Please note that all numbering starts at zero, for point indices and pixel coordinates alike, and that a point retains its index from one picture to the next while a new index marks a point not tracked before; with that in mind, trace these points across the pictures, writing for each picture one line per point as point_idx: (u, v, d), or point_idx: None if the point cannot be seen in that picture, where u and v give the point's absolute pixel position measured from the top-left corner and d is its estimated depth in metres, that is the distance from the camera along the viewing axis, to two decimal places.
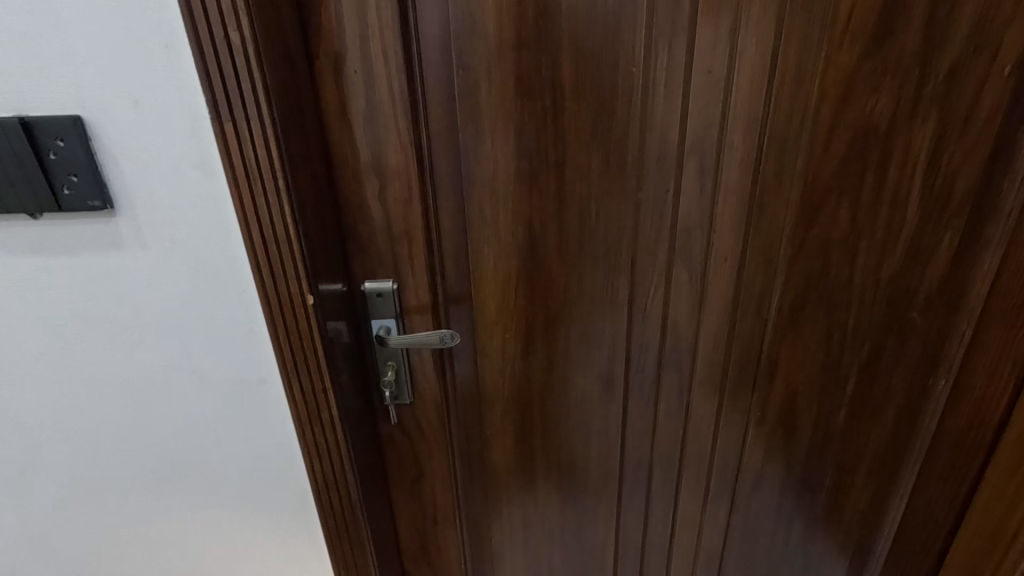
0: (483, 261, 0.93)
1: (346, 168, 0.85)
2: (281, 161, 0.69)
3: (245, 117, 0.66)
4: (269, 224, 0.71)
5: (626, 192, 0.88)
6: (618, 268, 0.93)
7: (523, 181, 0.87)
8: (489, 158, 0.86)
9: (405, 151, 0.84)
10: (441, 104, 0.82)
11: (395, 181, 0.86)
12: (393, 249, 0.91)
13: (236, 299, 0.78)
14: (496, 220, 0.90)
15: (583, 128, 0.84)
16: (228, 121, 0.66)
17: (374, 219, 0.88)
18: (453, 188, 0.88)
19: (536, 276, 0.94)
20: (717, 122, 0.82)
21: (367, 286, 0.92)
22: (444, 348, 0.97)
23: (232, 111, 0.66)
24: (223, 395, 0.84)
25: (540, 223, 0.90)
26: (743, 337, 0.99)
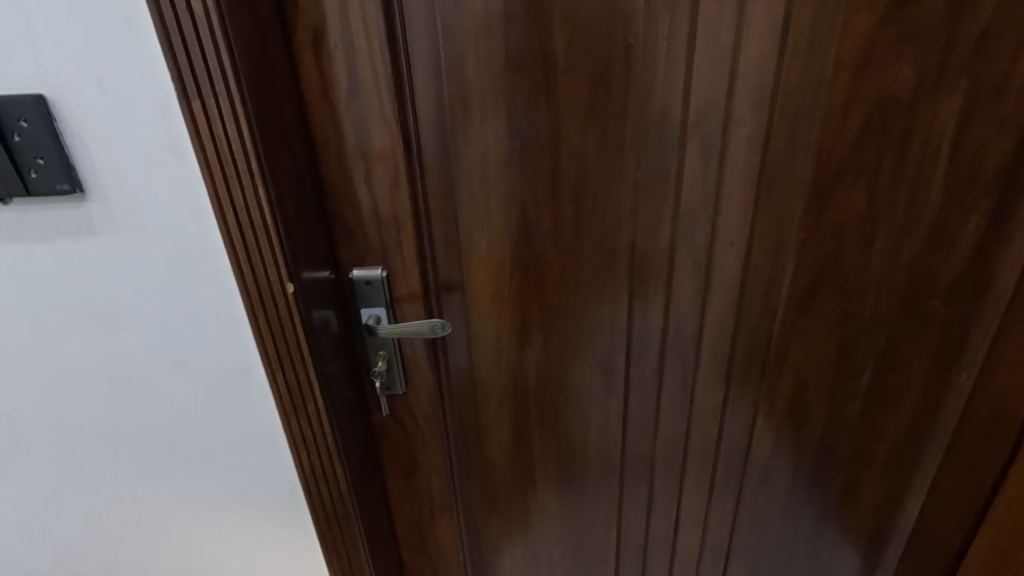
0: (475, 248, 0.89)
1: (330, 149, 0.81)
2: (253, 141, 0.65)
3: (213, 94, 0.62)
4: (243, 208, 0.68)
5: (625, 174, 0.83)
6: (618, 255, 0.89)
7: (515, 162, 0.83)
8: (480, 137, 0.81)
9: (391, 130, 0.80)
10: (428, 81, 0.78)
11: (381, 163, 0.82)
12: (381, 234, 0.87)
13: (215, 288, 0.75)
14: (488, 204, 0.85)
15: (578, 105, 0.79)
16: (196, 99, 0.63)
17: (360, 203, 0.85)
18: (442, 170, 0.83)
19: (531, 262, 0.90)
20: (723, 97, 0.77)
21: (356, 273, 0.89)
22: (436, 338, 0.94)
23: (200, 88, 0.62)
24: (208, 385, 0.82)
25: (534, 207, 0.86)
26: (750, 327, 0.94)
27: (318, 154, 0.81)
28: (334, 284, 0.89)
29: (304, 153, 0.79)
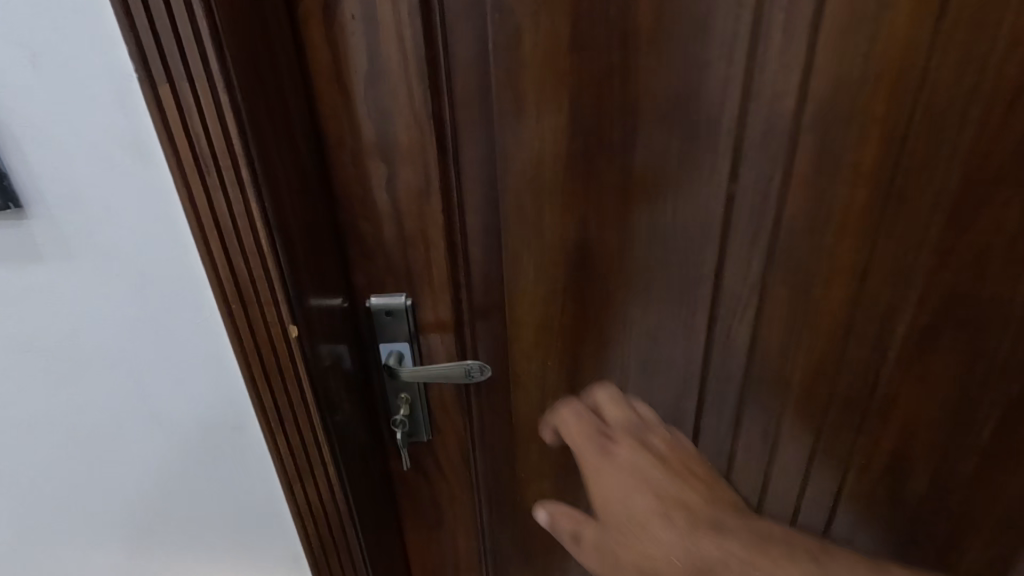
0: (521, 271, 0.72)
1: (345, 150, 0.64)
2: (245, 143, 0.48)
3: (187, 75, 0.46)
4: (232, 231, 0.51)
5: (715, 183, 0.65)
6: (698, 281, 0.72)
7: (576, 166, 0.66)
8: (534, 136, 0.64)
9: (420, 125, 0.62)
10: (469, 62, 0.61)
11: (407, 166, 0.65)
12: (405, 254, 0.70)
13: (197, 329, 0.58)
14: (539, 218, 0.69)
15: (661, 95, 0.61)
16: (164, 82, 0.46)
17: (380, 216, 0.68)
18: (483, 175, 0.67)
19: (588, 288, 0.73)
20: (851, 86, 0.59)
21: (374, 301, 0.73)
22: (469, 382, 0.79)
23: (170, 69, 0.45)
24: (192, 442, 0.66)
25: (596, 222, 0.69)
26: (853, 369, 0.77)
27: (330, 155, 0.65)
28: (348, 315, 0.73)
29: (311, 155, 0.63)
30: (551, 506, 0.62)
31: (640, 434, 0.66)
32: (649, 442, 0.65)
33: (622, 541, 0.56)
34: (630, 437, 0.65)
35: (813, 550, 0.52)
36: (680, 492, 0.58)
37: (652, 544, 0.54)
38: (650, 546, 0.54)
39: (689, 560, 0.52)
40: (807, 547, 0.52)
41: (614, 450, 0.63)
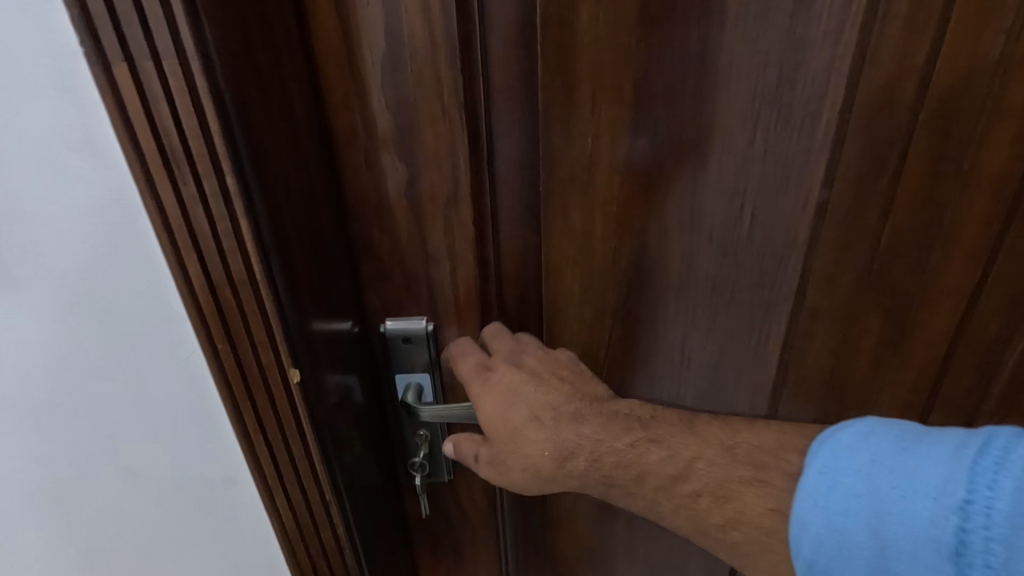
0: (564, 290, 0.61)
1: (359, 150, 0.53)
2: (233, 145, 0.37)
3: (149, 47, 0.33)
4: (219, 260, 0.40)
5: (806, 189, 0.54)
6: (774, 305, 0.61)
7: (637, 169, 0.55)
8: (588, 132, 0.53)
9: (451, 117, 0.51)
10: (512, 41, 0.49)
11: (433, 167, 0.53)
12: (428, 273, 0.59)
13: (174, 378, 0.46)
14: (589, 228, 0.58)
15: (749, 81, 0.50)
16: (118, 59, 0.33)
17: (399, 228, 0.57)
18: (524, 178, 0.55)
19: (642, 311, 0.62)
20: (983, 72, 0.49)
21: (390, 326, 0.62)
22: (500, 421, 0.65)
23: (126, 39, 0.33)
24: (172, 505, 0.53)
25: (656, 233, 0.58)
26: (950, 407, 0.66)
27: (341, 157, 0.54)
28: (358, 344, 0.61)
29: (317, 158, 0.51)
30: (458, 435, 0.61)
31: (517, 355, 0.58)
32: (527, 359, 0.58)
33: (506, 451, 0.55)
34: (507, 359, 0.58)
35: (643, 418, 0.54)
36: (550, 398, 0.55)
37: (533, 448, 0.53)
38: (530, 450, 0.54)
39: (559, 451, 0.53)
40: (632, 423, 0.53)
41: (492, 378, 0.56)
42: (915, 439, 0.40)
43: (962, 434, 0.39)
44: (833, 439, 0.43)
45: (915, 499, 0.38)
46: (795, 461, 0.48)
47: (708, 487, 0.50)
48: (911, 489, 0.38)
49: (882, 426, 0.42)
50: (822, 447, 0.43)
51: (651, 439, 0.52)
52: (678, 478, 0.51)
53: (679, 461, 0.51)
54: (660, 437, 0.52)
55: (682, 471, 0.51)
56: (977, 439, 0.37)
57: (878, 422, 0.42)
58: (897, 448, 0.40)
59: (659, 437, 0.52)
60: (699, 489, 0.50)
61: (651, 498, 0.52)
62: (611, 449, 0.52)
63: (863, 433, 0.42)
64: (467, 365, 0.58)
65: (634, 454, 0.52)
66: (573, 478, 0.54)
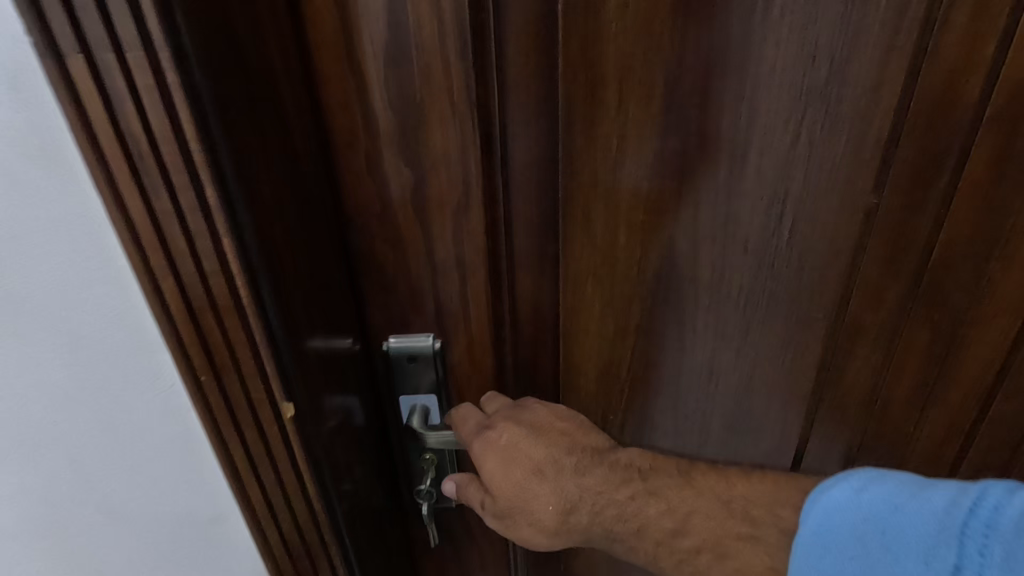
0: (583, 305, 0.56)
1: (359, 153, 0.48)
2: (213, 156, 0.31)
3: (109, 37, 0.28)
4: (199, 285, 0.35)
5: (852, 195, 0.49)
6: (813, 321, 0.56)
7: (667, 174, 0.49)
8: (613, 133, 0.48)
9: (461, 117, 0.46)
10: (531, 31, 0.44)
11: (442, 172, 0.48)
12: (436, 287, 0.54)
13: (151, 414, 0.40)
14: (611, 238, 0.53)
15: (794, 76, 0.44)
16: (73, 49, 0.28)
17: (404, 239, 0.52)
18: (541, 184, 0.50)
19: (668, 327, 0.57)
20: None
21: (393, 342, 0.57)
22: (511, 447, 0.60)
23: (81, 26, 0.28)
24: (156, 549, 0.48)
25: (686, 243, 0.53)
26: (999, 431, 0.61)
27: (340, 160, 0.48)
28: (359, 364, 0.56)
29: (312, 162, 0.46)
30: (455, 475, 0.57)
31: (517, 409, 0.55)
32: (528, 413, 0.55)
33: (511, 506, 0.52)
34: (507, 414, 0.54)
35: (642, 467, 0.52)
36: (555, 453, 0.52)
37: (538, 503, 0.51)
38: (534, 505, 0.51)
39: (563, 504, 0.51)
40: (630, 473, 0.51)
41: (492, 436, 0.52)
42: (907, 496, 0.38)
43: (957, 491, 0.37)
44: (826, 496, 0.41)
45: (904, 563, 0.36)
46: (789, 517, 0.46)
47: (707, 542, 0.48)
48: (902, 552, 0.36)
49: (878, 479, 0.40)
50: (815, 505, 0.41)
51: (648, 491, 0.50)
52: (677, 531, 0.49)
53: (676, 515, 0.49)
54: (658, 489, 0.50)
55: (680, 525, 0.49)
56: (967, 499, 0.36)
57: (875, 477, 0.41)
58: (890, 505, 0.38)
59: (656, 490, 0.50)
60: (701, 546, 0.48)
61: (652, 552, 0.50)
62: (612, 502, 0.50)
63: (857, 490, 0.40)
64: (467, 422, 0.54)
65: (634, 507, 0.50)
66: (579, 533, 0.52)
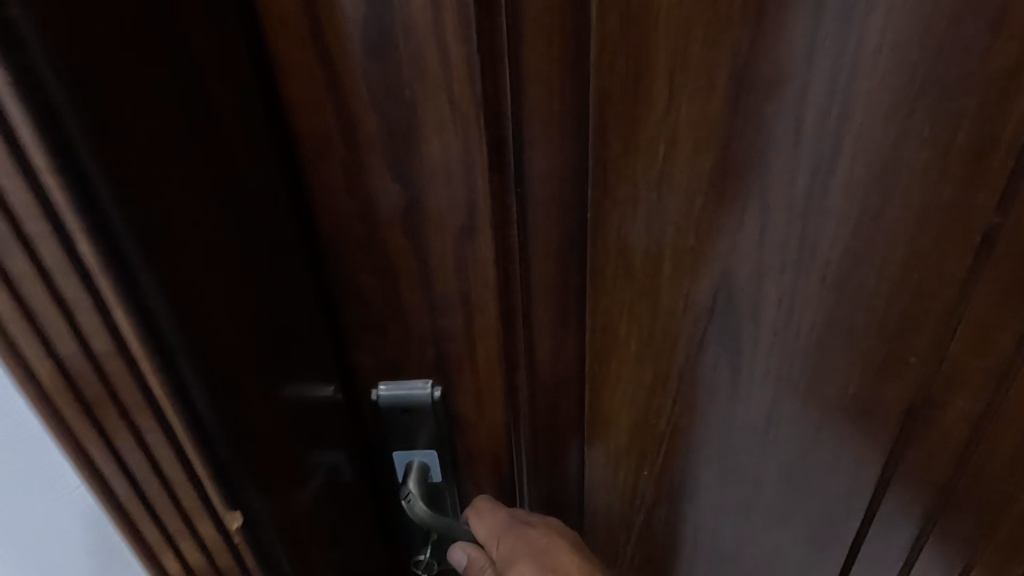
0: (614, 344, 0.46)
1: (334, 171, 0.38)
2: (87, 205, 0.23)
3: None
4: (88, 368, 0.26)
5: (963, 214, 0.38)
6: (898, 367, 0.45)
7: (728, 190, 0.39)
8: (662, 137, 0.37)
9: (463, 119, 0.35)
10: (556, 6, 0.33)
11: (437, 188, 0.38)
12: (435, 329, 0.44)
13: (34, 530, 0.29)
14: (651, 269, 0.42)
15: (903, 61, 0.34)
16: None
17: (391, 273, 0.42)
18: (565, 203, 0.39)
19: (718, 371, 0.47)
20: None
21: (383, 392, 0.47)
22: (525, 519, 0.50)
23: None
24: None
25: (745, 273, 0.42)
26: None
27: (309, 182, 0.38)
28: (350, 425, 0.48)
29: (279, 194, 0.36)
30: (469, 542, 0.50)
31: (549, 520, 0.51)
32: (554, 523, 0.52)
33: None
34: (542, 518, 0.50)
35: None
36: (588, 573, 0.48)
37: None
38: None
39: None
40: None
41: (530, 534, 0.48)
42: None
43: None
44: None
45: None
46: None
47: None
48: None
49: None
50: None
51: None
52: None
53: None
54: None
55: None
56: None
57: None
58: None
59: None
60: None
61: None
62: None
63: None
64: (497, 514, 0.49)
65: None
66: None
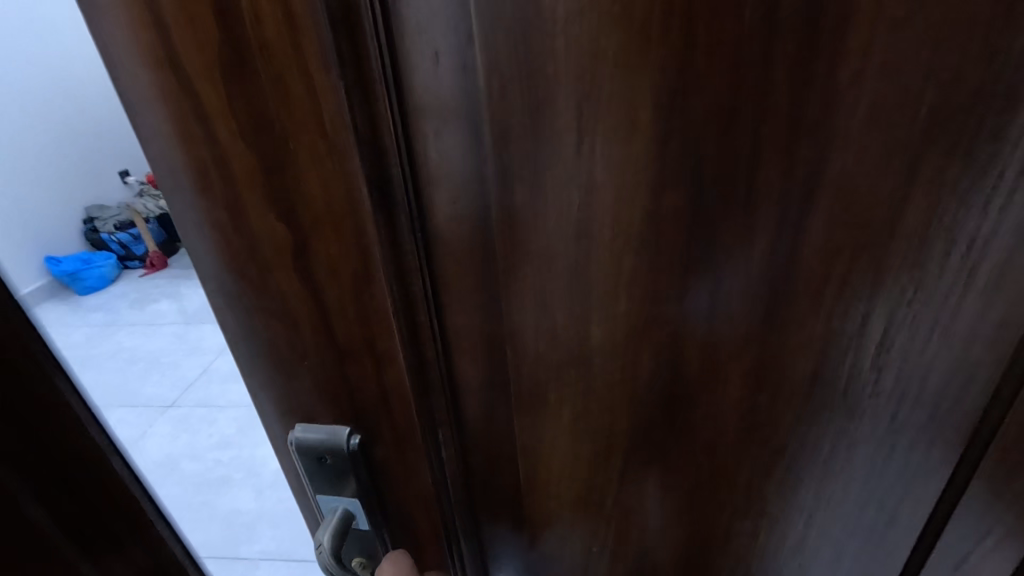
0: (545, 414, 0.39)
1: (222, 213, 0.34)
2: None
3: None
4: None
5: (990, 299, 0.28)
6: (914, 476, 0.35)
7: (667, 246, 0.30)
8: (576, 181, 0.29)
9: (337, 158, 0.30)
10: (438, 30, 0.27)
11: (323, 230, 0.33)
12: (344, 380, 0.39)
13: None
14: (578, 336, 0.34)
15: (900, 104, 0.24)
16: None
17: (290, 321, 0.37)
18: (474, 252, 0.33)
19: (674, 454, 0.38)
20: None
21: (300, 434, 0.42)
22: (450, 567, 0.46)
23: None
24: None
25: (696, 350, 0.33)
26: None
27: (197, 226, 0.35)
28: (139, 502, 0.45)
29: (71, 437, 0.39)
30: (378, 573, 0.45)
31: None
32: None
33: None
34: None
35: None
36: None
37: None
38: None
39: None
40: None
41: None
42: None
43: None
44: None
45: None
46: None
47: None
48: None
49: None
50: None
51: None
52: None
53: None
54: None
55: None
56: None
57: None
58: None
59: None
60: None
61: None
62: None
63: None
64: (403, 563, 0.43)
65: None
66: None
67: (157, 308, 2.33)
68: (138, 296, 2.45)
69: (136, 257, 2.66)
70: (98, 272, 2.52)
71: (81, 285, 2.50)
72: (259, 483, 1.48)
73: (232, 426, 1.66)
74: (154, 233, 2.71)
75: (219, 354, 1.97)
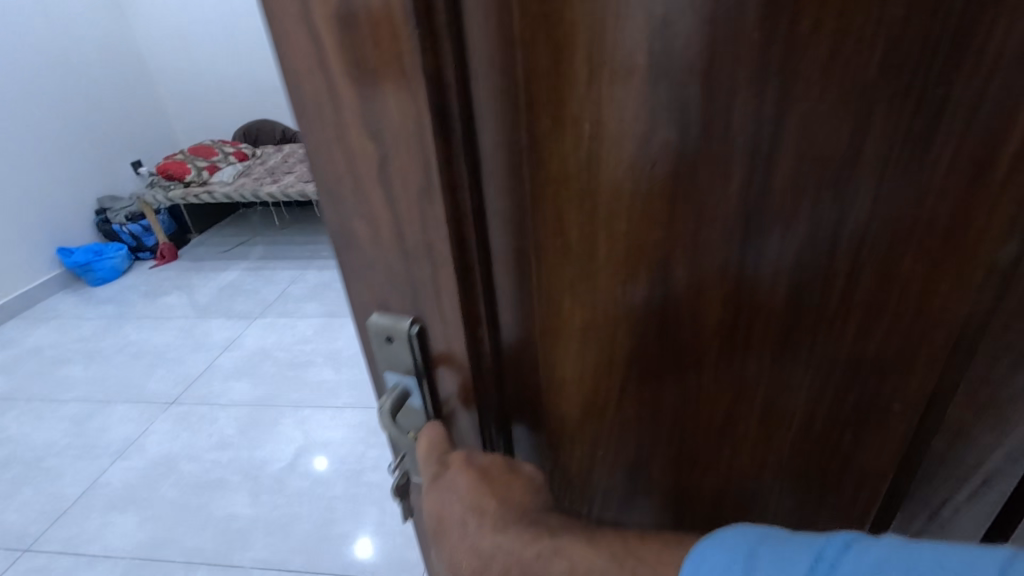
0: (558, 324, 0.45)
1: (316, 126, 0.37)
2: None
3: None
4: None
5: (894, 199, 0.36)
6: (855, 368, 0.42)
7: (659, 180, 0.36)
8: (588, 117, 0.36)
9: (409, 91, 0.32)
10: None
11: (398, 149, 0.35)
12: (398, 302, 0.43)
13: None
14: (586, 246, 0.40)
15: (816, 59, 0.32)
16: None
17: (360, 232, 0.42)
18: (505, 182, 0.38)
19: (670, 358, 0.44)
20: None
21: (375, 317, 0.45)
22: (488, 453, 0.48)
23: None
24: None
25: (683, 260, 0.40)
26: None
27: (307, 142, 0.39)
28: None
29: None
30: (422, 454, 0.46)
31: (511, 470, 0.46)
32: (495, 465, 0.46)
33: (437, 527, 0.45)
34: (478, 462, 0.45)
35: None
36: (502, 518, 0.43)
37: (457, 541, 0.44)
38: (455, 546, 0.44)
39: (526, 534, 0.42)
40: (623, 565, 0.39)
41: (448, 481, 0.44)
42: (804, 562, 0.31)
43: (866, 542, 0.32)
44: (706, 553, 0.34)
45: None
46: None
47: None
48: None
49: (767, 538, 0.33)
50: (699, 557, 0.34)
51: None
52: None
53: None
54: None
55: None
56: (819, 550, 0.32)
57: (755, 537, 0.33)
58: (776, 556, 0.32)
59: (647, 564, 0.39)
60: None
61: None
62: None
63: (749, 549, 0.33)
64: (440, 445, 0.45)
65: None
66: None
67: (163, 303, 2.72)
68: (159, 287, 2.88)
69: (148, 247, 3.16)
70: (110, 264, 2.96)
71: (92, 276, 2.94)
72: (255, 488, 1.65)
73: (231, 426, 1.90)
74: (165, 224, 3.24)
75: (220, 351, 2.31)
